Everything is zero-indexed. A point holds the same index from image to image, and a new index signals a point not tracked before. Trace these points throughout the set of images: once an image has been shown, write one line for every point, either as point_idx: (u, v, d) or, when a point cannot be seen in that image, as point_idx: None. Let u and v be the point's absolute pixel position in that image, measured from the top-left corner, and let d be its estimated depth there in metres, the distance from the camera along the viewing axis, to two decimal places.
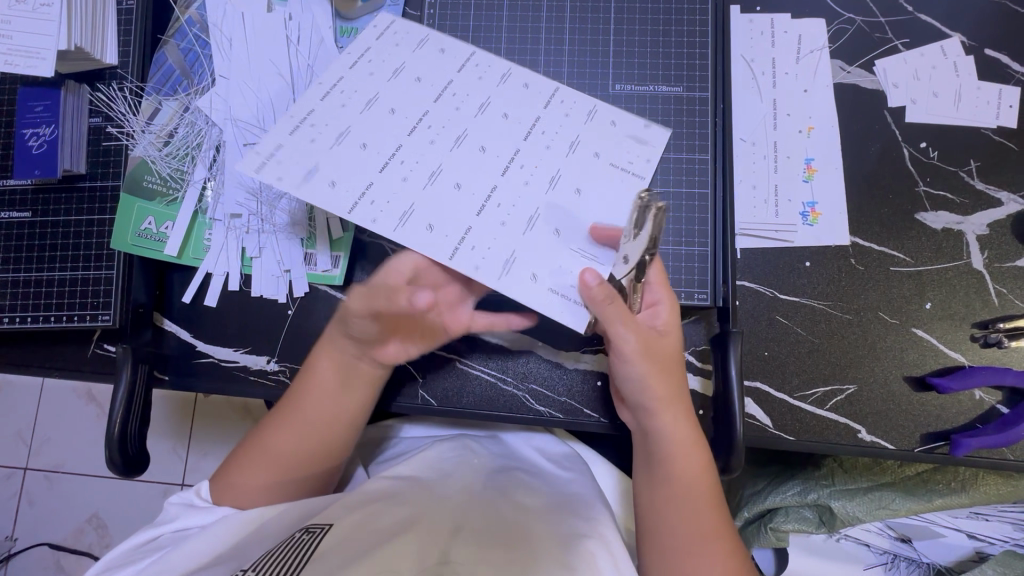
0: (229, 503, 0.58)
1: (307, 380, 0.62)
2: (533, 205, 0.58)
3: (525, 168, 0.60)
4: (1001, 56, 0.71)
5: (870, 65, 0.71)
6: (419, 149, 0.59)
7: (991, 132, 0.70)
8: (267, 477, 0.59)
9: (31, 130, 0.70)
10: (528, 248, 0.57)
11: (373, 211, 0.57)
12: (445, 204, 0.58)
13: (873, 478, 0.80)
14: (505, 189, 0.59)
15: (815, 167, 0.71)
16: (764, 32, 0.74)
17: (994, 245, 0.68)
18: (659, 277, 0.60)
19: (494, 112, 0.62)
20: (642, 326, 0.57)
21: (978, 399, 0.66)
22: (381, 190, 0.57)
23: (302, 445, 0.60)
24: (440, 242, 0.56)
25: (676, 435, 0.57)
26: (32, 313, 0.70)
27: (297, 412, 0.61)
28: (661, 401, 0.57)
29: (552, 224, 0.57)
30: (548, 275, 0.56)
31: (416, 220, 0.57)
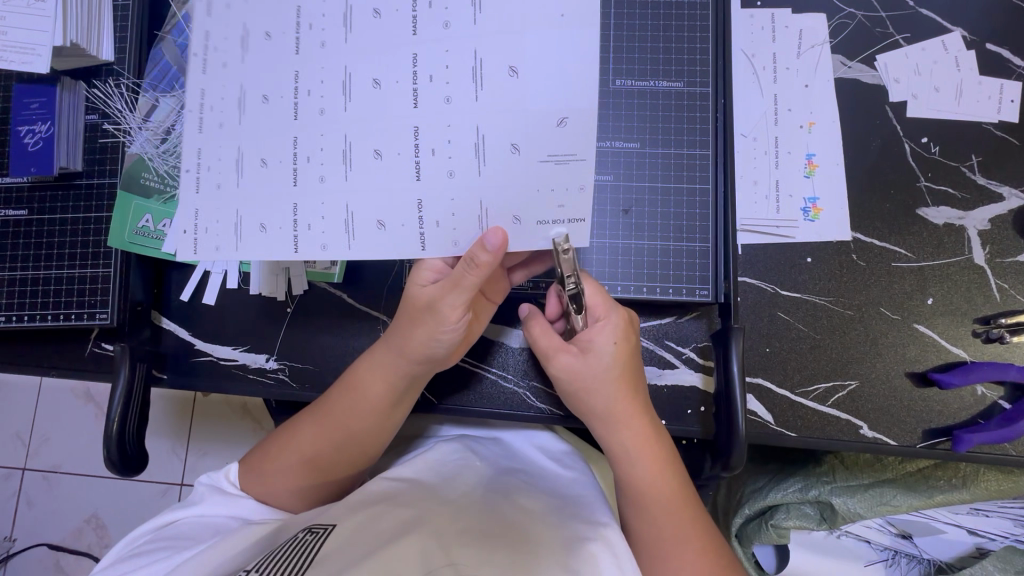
0: (257, 496, 0.59)
1: (350, 391, 0.59)
2: (475, 127, 0.49)
3: (437, 80, 0.49)
4: (1003, 50, 0.71)
5: (870, 60, 0.71)
6: (318, 124, 0.50)
7: (993, 127, 0.70)
8: (298, 483, 0.59)
9: (26, 128, 0.69)
10: (496, 187, 0.49)
11: (318, 234, 0.51)
12: (384, 183, 0.50)
13: (874, 475, 0.80)
14: (432, 120, 0.49)
15: (816, 162, 0.70)
16: (765, 27, 0.73)
17: (996, 241, 0.68)
18: (596, 290, 0.58)
19: (364, 18, 0.50)
20: (574, 363, 0.57)
21: (980, 395, 0.66)
22: (308, 205, 0.51)
23: (345, 453, 0.60)
24: (402, 234, 0.51)
25: (631, 445, 0.56)
26: (28, 312, 0.70)
27: (340, 423, 0.59)
28: (600, 416, 0.57)
29: (506, 139, 0.49)
30: (529, 209, 0.50)
31: (364, 222, 0.51)
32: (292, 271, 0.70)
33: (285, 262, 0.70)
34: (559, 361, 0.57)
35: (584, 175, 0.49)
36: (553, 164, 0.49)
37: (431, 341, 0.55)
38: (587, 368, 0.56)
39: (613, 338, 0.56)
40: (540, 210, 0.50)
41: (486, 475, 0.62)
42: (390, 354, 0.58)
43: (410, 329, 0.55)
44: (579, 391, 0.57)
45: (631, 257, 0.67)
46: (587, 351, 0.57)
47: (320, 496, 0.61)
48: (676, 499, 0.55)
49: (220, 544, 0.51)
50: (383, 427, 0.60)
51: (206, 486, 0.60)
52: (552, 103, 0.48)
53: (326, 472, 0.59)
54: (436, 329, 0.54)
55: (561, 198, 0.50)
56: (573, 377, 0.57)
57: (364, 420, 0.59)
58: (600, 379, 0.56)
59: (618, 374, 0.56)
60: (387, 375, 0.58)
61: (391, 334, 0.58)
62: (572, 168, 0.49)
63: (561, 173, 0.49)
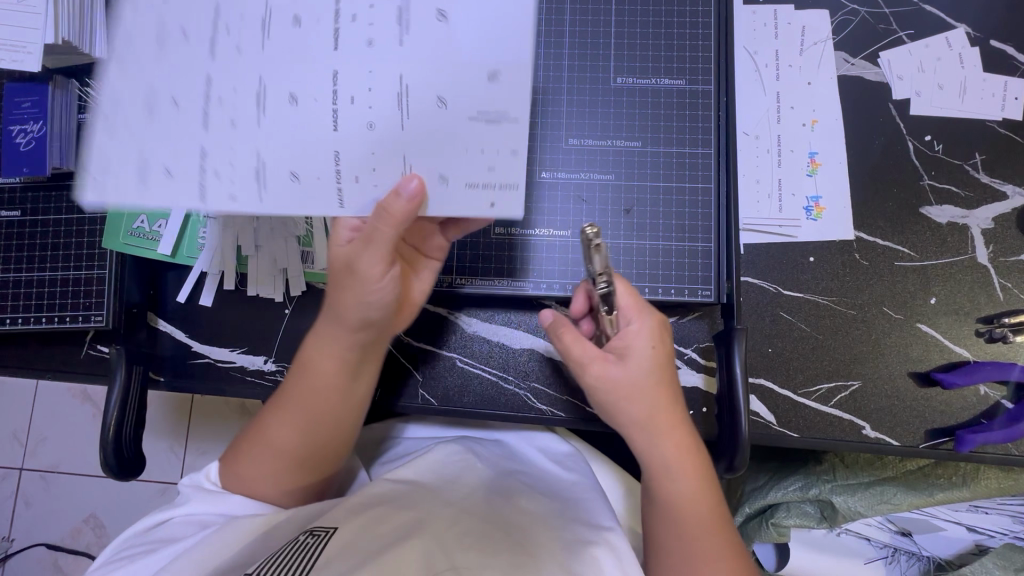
0: (244, 493, 0.58)
1: (299, 371, 0.58)
2: (395, 74, 0.46)
3: (360, 22, 0.46)
4: (1008, 47, 0.70)
5: (875, 57, 0.70)
6: (247, 65, 0.46)
7: (997, 125, 0.69)
8: (274, 472, 0.58)
9: (18, 127, 0.68)
10: (419, 141, 0.47)
11: (229, 183, 0.46)
12: (303, 133, 0.46)
13: (874, 473, 0.80)
14: (353, 65, 0.46)
15: (819, 160, 0.70)
16: (767, 23, 0.72)
17: (999, 239, 0.67)
18: (627, 289, 0.57)
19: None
20: (623, 372, 0.55)
21: (983, 394, 0.65)
22: (218, 151, 0.46)
23: (311, 438, 0.58)
24: (319, 189, 0.47)
25: (666, 459, 0.55)
26: (23, 313, 0.69)
27: (297, 406, 0.58)
28: (635, 425, 0.55)
29: (432, 91, 0.46)
30: (458, 169, 0.47)
31: (276, 171, 0.47)
32: (290, 272, 0.70)
33: (282, 264, 0.69)
34: (596, 370, 0.55)
35: (516, 138, 0.47)
36: (483, 123, 0.47)
37: (359, 303, 0.53)
38: (627, 375, 0.55)
39: (651, 340, 0.56)
40: (466, 171, 0.47)
41: (488, 477, 0.62)
42: (326, 327, 0.56)
43: (338, 297, 0.54)
44: (616, 399, 0.55)
45: (633, 257, 0.67)
46: (626, 357, 0.55)
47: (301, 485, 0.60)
48: (707, 516, 0.54)
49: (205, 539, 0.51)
50: (342, 406, 0.59)
51: (190, 486, 0.59)
52: (484, 57, 0.46)
53: (296, 458, 0.58)
54: (362, 293, 0.52)
55: (490, 160, 0.47)
56: (611, 383, 0.55)
57: (318, 401, 0.58)
58: (641, 386, 0.55)
59: (657, 378, 0.55)
60: (330, 350, 0.57)
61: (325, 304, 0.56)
62: (503, 128, 0.47)
63: (494, 133, 0.47)
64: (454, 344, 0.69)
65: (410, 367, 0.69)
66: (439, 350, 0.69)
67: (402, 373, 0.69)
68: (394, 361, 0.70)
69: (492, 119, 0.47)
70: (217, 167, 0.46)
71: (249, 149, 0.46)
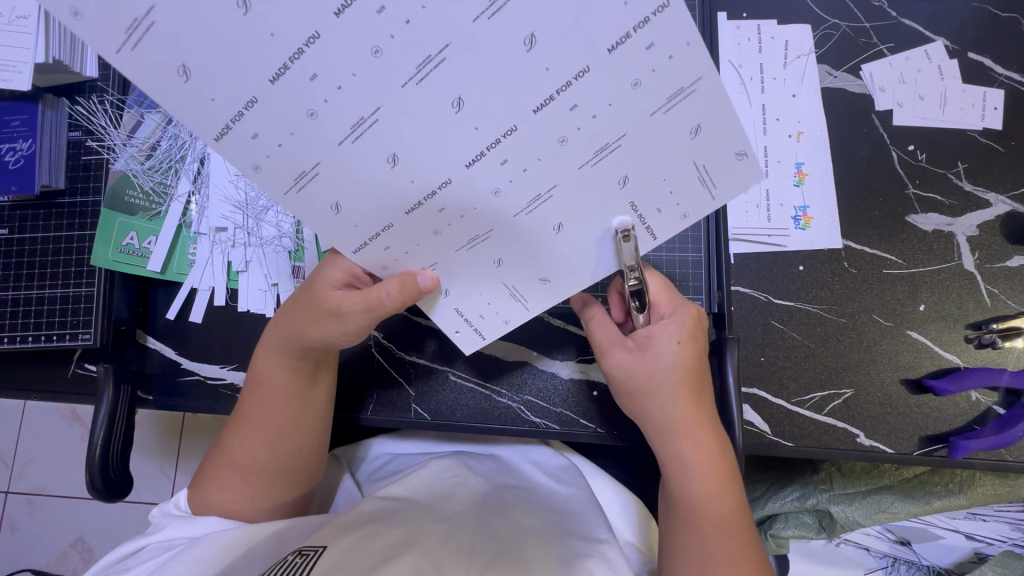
0: (216, 514, 0.57)
1: (260, 388, 0.58)
2: (486, 225, 0.45)
3: (509, 166, 0.41)
4: (985, 59, 0.72)
5: (856, 70, 0.72)
6: (374, 88, 0.37)
7: (978, 134, 0.70)
8: (246, 489, 0.57)
9: (7, 146, 0.67)
10: (452, 263, 0.48)
11: (261, 152, 0.40)
12: (373, 187, 0.42)
13: (870, 482, 0.81)
14: (470, 191, 0.43)
15: (805, 171, 0.71)
16: (751, 38, 0.74)
17: (985, 246, 0.68)
18: (661, 286, 0.56)
19: (545, 145, 0.40)
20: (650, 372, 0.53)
21: (974, 401, 0.65)
22: (270, 112, 0.38)
23: (285, 456, 0.58)
24: (348, 231, 0.45)
25: (686, 454, 0.53)
26: (9, 333, 0.68)
27: (265, 423, 0.57)
28: (660, 419, 0.54)
29: (495, 253, 0.47)
30: (467, 304, 0.51)
31: (319, 195, 0.42)
32: (281, 287, 0.70)
33: (273, 279, 0.69)
34: (616, 358, 0.55)
35: (519, 313, 0.50)
36: (508, 295, 0.49)
37: (329, 329, 0.53)
38: (653, 368, 0.53)
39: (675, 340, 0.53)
40: (472, 305, 0.51)
41: (480, 493, 0.61)
42: (288, 346, 0.56)
43: (306, 318, 0.54)
44: (642, 392, 0.54)
45: None
46: (649, 350, 0.54)
47: (272, 508, 0.59)
48: (727, 514, 0.53)
49: (177, 560, 0.49)
50: (305, 423, 0.59)
51: (160, 517, 0.57)
52: (547, 264, 0.47)
53: (265, 479, 0.58)
54: (339, 325, 0.53)
55: (485, 311, 0.51)
56: (633, 379, 0.54)
57: (290, 420, 0.58)
58: (667, 379, 0.53)
59: (687, 372, 0.53)
60: (297, 367, 0.57)
61: (287, 324, 0.56)
62: (514, 303, 0.50)
63: (509, 304, 0.50)
64: (446, 358, 0.69)
65: (401, 383, 0.69)
66: (434, 364, 0.69)
67: (394, 388, 0.69)
68: (385, 376, 0.69)
69: (520, 297, 0.49)
70: (258, 128, 0.39)
71: (307, 151, 0.40)
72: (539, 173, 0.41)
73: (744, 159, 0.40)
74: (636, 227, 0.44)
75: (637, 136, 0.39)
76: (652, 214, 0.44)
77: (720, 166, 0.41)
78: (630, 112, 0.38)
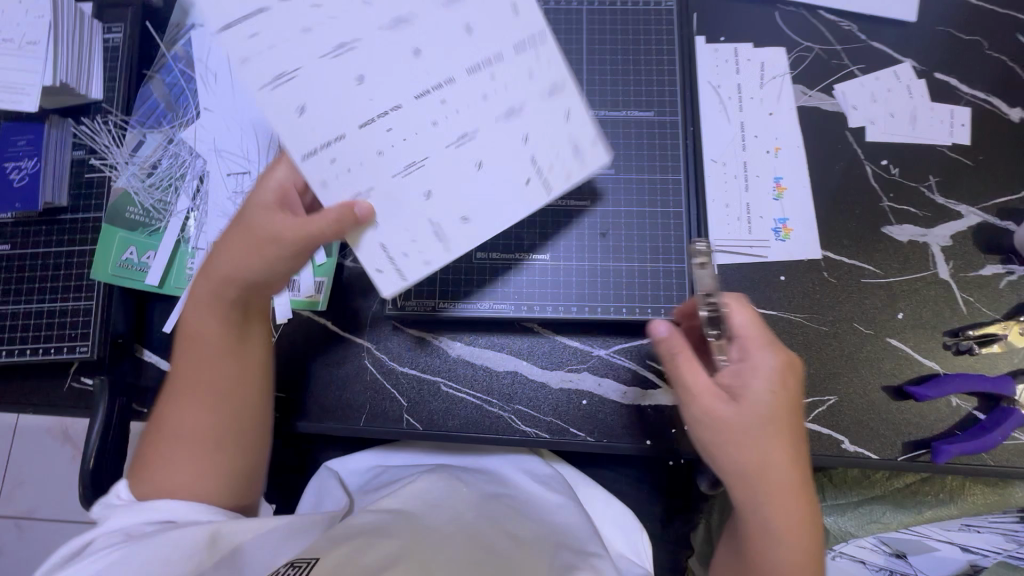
0: (159, 493, 0.54)
1: (195, 344, 0.59)
2: (424, 153, 0.53)
3: (444, 105, 0.52)
4: (951, 78, 0.75)
5: (829, 89, 0.75)
6: (355, 26, 0.51)
7: (947, 149, 0.73)
8: (193, 458, 0.56)
9: (13, 164, 0.70)
10: (388, 199, 0.53)
11: (255, 48, 0.50)
12: (337, 101, 0.51)
13: (862, 492, 0.90)
14: (407, 121, 0.52)
15: (784, 185, 0.73)
16: (729, 60, 0.77)
17: (959, 256, 0.71)
18: (749, 321, 0.56)
19: (471, 94, 0.53)
20: (737, 419, 0.52)
21: (955, 406, 0.67)
22: (276, 20, 0.50)
23: (231, 409, 0.59)
24: (305, 134, 0.51)
25: (779, 524, 0.51)
26: (7, 346, 0.69)
27: (206, 379, 0.58)
28: (744, 473, 0.52)
29: (423, 187, 0.53)
30: (391, 238, 0.53)
31: (291, 95, 0.50)
32: (277, 300, 0.71)
33: None
34: (705, 404, 0.53)
35: (439, 254, 0.54)
36: (432, 229, 0.53)
37: (264, 255, 0.56)
38: (742, 417, 0.52)
39: (768, 386, 0.53)
40: (393, 240, 0.53)
41: (474, 504, 0.62)
42: (223, 292, 0.58)
43: (240, 253, 0.56)
44: (730, 442, 0.52)
45: (610, 278, 0.69)
46: (742, 399, 0.53)
47: (223, 478, 0.57)
48: None
49: (129, 559, 0.45)
50: (247, 372, 0.60)
51: (105, 509, 0.53)
52: (464, 202, 0.53)
53: (210, 446, 0.57)
54: (271, 257, 0.56)
55: (410, 249, 0.54)
56: (720, 426, 0.53)
57: (230, 368, 0.59)
58: (757, 431, 0.52)
59: (776, 425, 0.52)
60: (231, 313, 0.59)
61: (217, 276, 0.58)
62: (437, 245, 0.54)
63: (431, 244, 0.54)
64: (438, 368, 0.70)
65: (394, 393, 0.70)
66: (425, 374, 0.70)
67: (386, 399, 0.69)
68: (378, 387, 0.70)
69: (440, 235, 0.54)
70: (262, 32, 0.50)
71: (293, 56, 0.50)
72: (462, 116, 0.53)
73: (598, 146, 0.54)
74: (536, 188, 0.54)
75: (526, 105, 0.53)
76: (542, 175, 0.54)
77: (590, 153, 0.54)
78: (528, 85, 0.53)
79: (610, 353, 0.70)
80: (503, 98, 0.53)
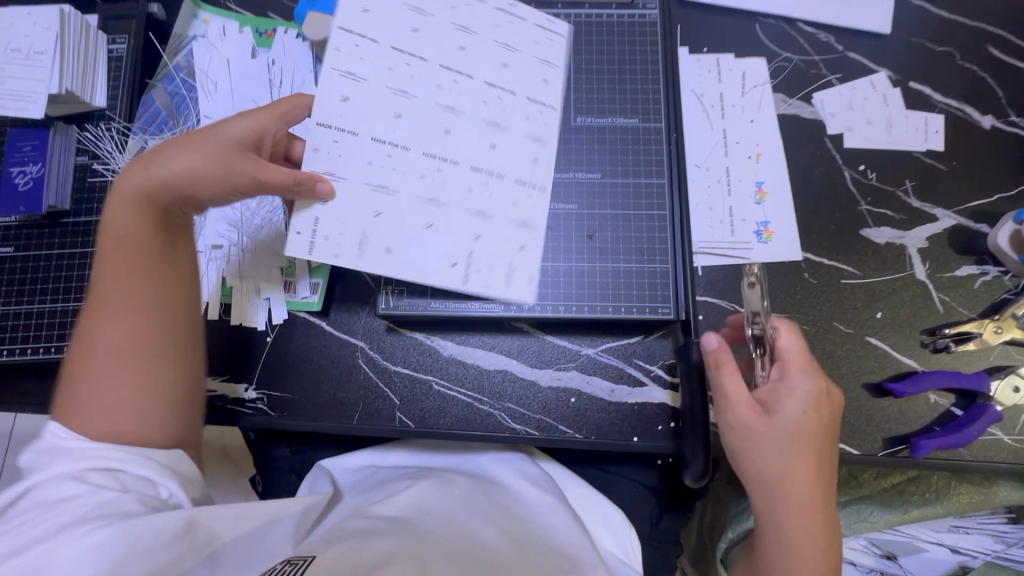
0: (89, 412, 0.53)
1: (120, 255, 0.57)
2: (401, 183, 0.64)
3: (439, 167, 0.65)
4: (925, 87, 0.78)
5: (808, 98, 0.78)
6: (420, 87, 0.66)
7: (922, 155, 0.76)
8: (115, 370, 0.54)
9: (19, 169, 0.72)
10: (348, 196, 0.62)
11: (347, 50, 0.65)
12: (369, 118, 0.64)
13: (850, 493, 0.91)
14: (402, 163, 0.64)
15: (765, 189, 0.76)
16: (711, 69, 0.80)
17: (935, 257, 0.73)
18: (796, 346, 0.58)
19: (464, 178, 0.65)
20: (768, 432, 0.56)
21: (933, 403, 0.69)
22: (375, 51, 0.66)
23: (151, 315, 0.57)
24: (332, 116, 0.63)
25: (797, 535, 0.55)
26: (8, 345, 0.71)
27: (127, 286, 0.56)
28: (766, 481, 0.56)
29: (380, 207, 0.63)
30: (327, 224, 0.62)
31: (345, 92, 0.64)
32: (273, 300, 0.73)
33: (265, 293, 0.73)
34: (738, 414, 0.57)
35: (356, 256, 0.62)
36: (360, 231, 0.62)
37: (199, 162, 0.58)
38: (772, 431, 0.56)
39: (806, 401, 0.56)
40: (330, 227, 0.62)
41: (465, 503, 0.64)
42: (153, 200, 0.58)
43: (173, 161, 0.57)
44: (756, 453, 0.56)
45: (597, 278, 0.71)
46: (776, 415, 0.56)
47: (147, 390, 0.55)
48: None
49: (97, 541, 0.44)
50: (171, 282, 0.59)
51: (37, 456, 0.51)
52: (397, 234, 0.63)
53: (143, 358, 0.55)
54: (213, 173, 0.58)
55: (332, 233, 0.62)
56: (749, 436, 0.57)
57: (153, 275, 0.58)
58: (784, 445, 0.55)
59: (805, 440, 0.55)
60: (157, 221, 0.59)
61: (148, 187, 0.58)
62: (356, 246, 0.62)
63: (350, 245, 0.62)
64: (431, 367, 0.72)
65: (387, 392, 0.71)
66: (417, 373, 0.72)
67: (379, 398, 0.71)
68: (371, 386, 0.71)
69: (362, 244, 0.62)
70: (357, 48, 0.65)
71: (365, 70, 0.65)
72: (444, 181, 0.65)
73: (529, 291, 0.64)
74: (457, 271, 0.63)
75: (490, 216, 0.65)
76: (466, 272, 0.63)
77: (522, 293, 0.64)
78: (503, 203, 0.66)
79: (598, 352, 0.71)
80: (478, 202, 0.65)
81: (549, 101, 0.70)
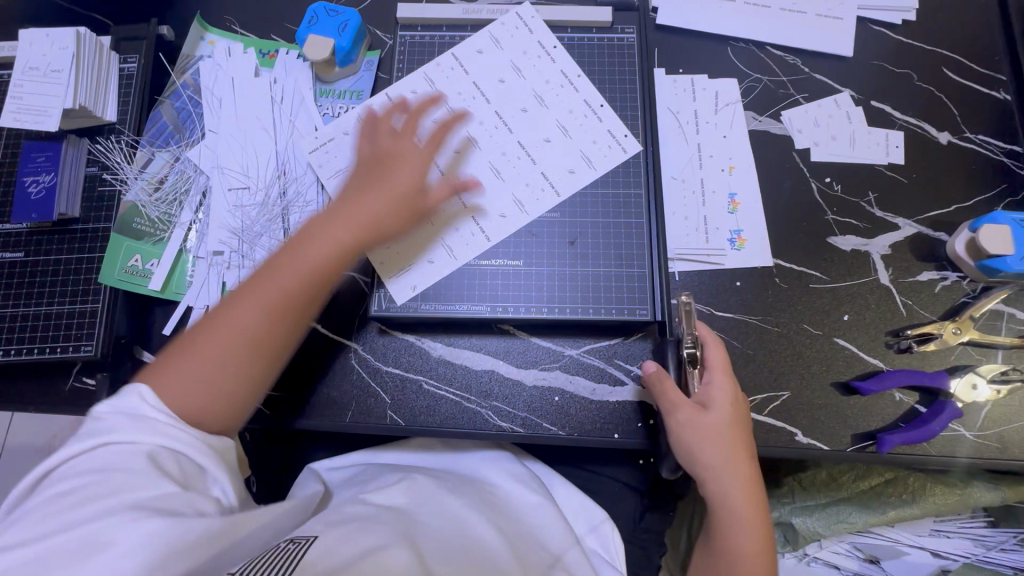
0: (202, 382, 0.57)
1: (292, 258, 0.62)
2: None
3: None
4: (885, 106, 0.84)
5: (777, 115, 0.84)
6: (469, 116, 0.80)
7: (884, 168, 0.81)
8: (246, 364, 0.59)
9: (32, 178, 0.77)
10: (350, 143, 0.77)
11: (445, 65, 0.81)
12: (415, 110, 0.79)
13: (829, 494, 0.93)
14: None
15: (738, 200, 0.80)
16: (686, 89, 0.86)
17: (897, 263, 0.78)
18: (719, 355, 0.68)
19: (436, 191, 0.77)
20: (709, 426, 0.63)
21: (898, 400, 0.72)
22: (458, 77, 0.81)
23: (293, 329, 0.62)
24: (400, 97, 0.79)
25: (743, 510, 0.63)
26: (16, 345, 0.74)
27: (290, 293, 0.61)
28: (713, 464, 0.63)
29: None
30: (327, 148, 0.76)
31: (420, 84, 0.80)
32: None
33: None
34: (685, 415, 0.64)
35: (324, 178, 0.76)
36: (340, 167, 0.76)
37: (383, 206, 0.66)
38: (715, 425, 0.64)
39: (730, 395, 0.65)
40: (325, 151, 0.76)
41: (457, 495, 0.67)
42: (344, 223, 0.65)
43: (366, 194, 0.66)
44: (703, 442, 0.63)
45: (579, 282, 0.75)
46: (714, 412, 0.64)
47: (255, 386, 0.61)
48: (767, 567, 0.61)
49: (149, 536, 0.46)
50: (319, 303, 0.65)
51: (119, 410, 0.53)
52: None
53: (254, 361, 0.60)
54: (383, 221, 0.66)
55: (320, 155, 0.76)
56: (694, 431, 0.64)
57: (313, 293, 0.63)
58: (723, 434, 0.64)
59: (734, 427, 0.64)
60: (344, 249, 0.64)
61: (351, 225, 0.65)
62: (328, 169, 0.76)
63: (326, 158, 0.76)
64: (421, 367, 0.75)
65: (379, 391, 0.74)
66: (407, 373, 0.75)
67: (371, 397, 0.74)
68: (364, 385, 0.74)
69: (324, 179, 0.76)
70: (449, 68, 0.81)
71: (440, 79, 0.81)
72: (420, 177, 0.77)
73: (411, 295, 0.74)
74: None
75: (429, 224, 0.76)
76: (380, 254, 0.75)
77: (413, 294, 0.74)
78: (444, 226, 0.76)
79: (581, 352, 0.75)
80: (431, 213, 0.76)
81: (570, 182, 0.78)
